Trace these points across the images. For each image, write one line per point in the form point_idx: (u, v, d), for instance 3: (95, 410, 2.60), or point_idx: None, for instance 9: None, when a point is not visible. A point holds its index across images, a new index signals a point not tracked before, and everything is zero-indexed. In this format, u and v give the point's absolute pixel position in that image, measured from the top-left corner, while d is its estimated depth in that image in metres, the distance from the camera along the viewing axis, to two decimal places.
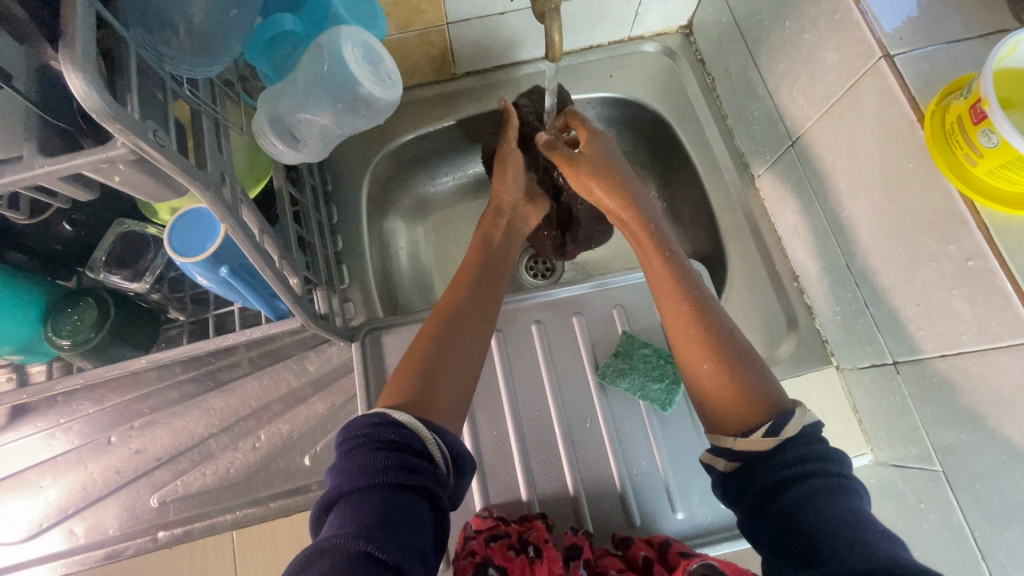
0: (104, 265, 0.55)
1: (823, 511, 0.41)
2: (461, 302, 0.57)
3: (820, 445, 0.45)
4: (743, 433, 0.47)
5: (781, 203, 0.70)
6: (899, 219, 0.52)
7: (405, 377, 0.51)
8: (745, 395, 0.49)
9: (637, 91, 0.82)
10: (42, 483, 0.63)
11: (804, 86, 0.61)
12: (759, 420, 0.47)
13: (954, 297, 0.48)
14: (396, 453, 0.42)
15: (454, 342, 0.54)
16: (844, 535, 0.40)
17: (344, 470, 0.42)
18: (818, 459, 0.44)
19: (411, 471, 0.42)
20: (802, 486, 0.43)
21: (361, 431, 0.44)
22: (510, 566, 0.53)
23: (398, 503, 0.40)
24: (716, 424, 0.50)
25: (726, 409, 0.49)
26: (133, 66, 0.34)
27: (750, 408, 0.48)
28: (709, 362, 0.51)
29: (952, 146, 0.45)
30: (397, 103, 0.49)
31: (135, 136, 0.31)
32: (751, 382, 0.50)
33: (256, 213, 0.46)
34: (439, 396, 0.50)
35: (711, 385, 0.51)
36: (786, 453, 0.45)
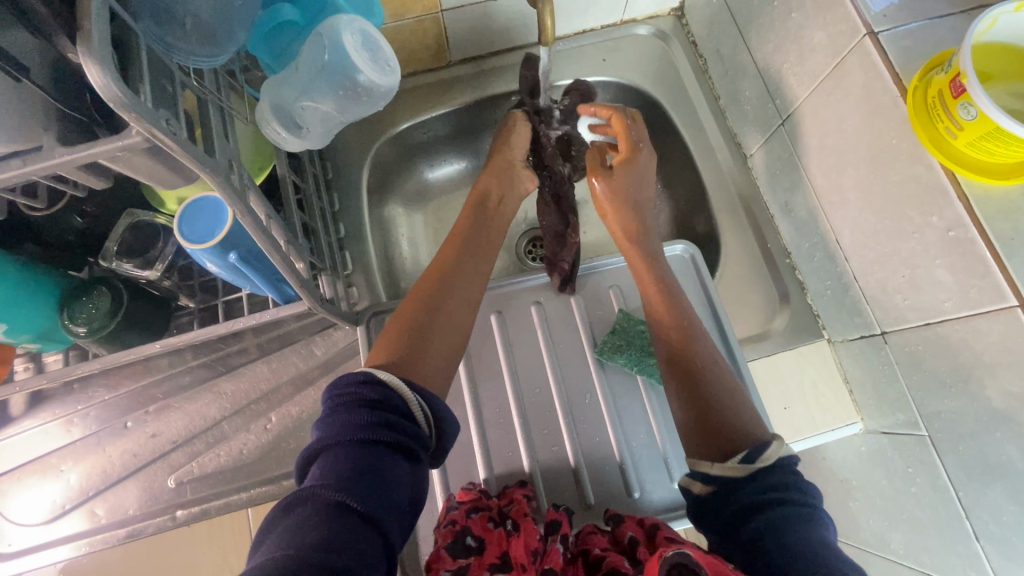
0: (116, 254, 0.56)
1: (790, 535, 0.44)
2: (449, 269, 0.60)
3: (791, 474, 0.48)
4: (722, 458, 0.51)
5: (773, 181, 0.71)
6: (884, 192, 0.54)
7: (397, 331, 0.54)
8: (729, 427, 0.53)
9: (631, 75, 0.83)
10: (62, 468, 0.65)
11: (793, 65, 0.62)
12: (742, 447, 0.51)
13: (936, 267, 0.50)
14: (378, 412, 0.44)
15: (440, 306, 0.56)
16: (805, 557, 0.42)
17: (328, 424, 0.44)
18: (786, 487, 0.47)
19: (392, 429, 0.43)
20: (767, 514, 0.46)
21: (346, 389, 0.45)
22: (488, 537, 0.55)
23: (378, 458, 0.42)
24: (698, 450, 0.54)
25: (710, 433, 0.53)
26: (144, 58, 0.35)
27: (735, 438, 0.52)
28: (696, 394, 0.56)
29: (934, 120, 0.47)
30: (394, 89, 0.51)
31: (149, 123, 0.33)
32: (736, 414, 0.54)
33: (263, 199, 0.48)
34: (424, 360, 0.52)
35: (695, 416, 0.55)
36: (763, 479, 0.48)
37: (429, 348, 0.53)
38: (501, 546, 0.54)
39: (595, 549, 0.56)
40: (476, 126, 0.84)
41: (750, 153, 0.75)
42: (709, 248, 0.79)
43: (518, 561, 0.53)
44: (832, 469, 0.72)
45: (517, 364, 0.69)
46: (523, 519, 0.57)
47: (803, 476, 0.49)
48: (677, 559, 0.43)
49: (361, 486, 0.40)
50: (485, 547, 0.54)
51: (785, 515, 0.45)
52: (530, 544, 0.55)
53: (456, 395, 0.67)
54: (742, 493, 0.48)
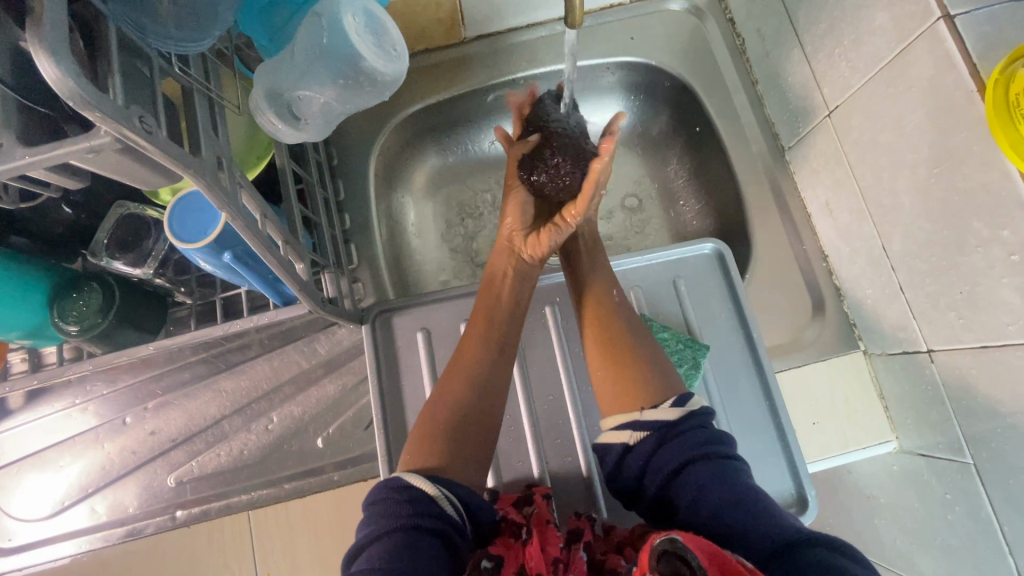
0: (106, 249, 0.53)
1: (724, 489, 0.45)
2: (480, 366, 0.56)
3: (707, 428, 0.50)
4: (653, 403, 0.52)
5: (812, 178, 0.65)
6: (945, 199, 0.48)
7: (426, 438, 0.51)
8: (652, 377, 0.54)
9: (660, 55, 0.76)
10: (62, 462, 0.64)
11: (847, 49, 0.56)
12: (663, 397, 0.52)
13: (1002, 286, 0.45)
14: (419, 502, 0.45)
15: (472, 404, 0.54)
16: (743, 509, 0.44)
17: (372, 521, 0.44)
18: (709, 443, 0.48)
19: (432, 517, 0.44)
20: (698, 471, 0.47)
21: (386, 491, 0.46)
22: (507, 553, 0.50)
23: (423, 544, 0.42)
24: (616, 406, 0.53)
25: (637, 383, 0.54)
26: (114, 44, 0.31)
27: (657, 388, 0.53)
28: (618, 349, 0.57)
29: (1015, 120, 0.40)
30: (401, 77, 0.46)
31: (119, 123, 0.28)
32: (656, 365, 0.56)
33: (256, 197, 0.44)
34: (465, 459, 0.51)
35: (614, 369, 0.55)
36: (688, 434, 0.49)
37: (465, 444, 0.51)
38: (519, 559, 0.49)
39: (593, 553, 0.52)
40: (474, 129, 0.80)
41: (789, 146, 0.69)
42: (738, 247, 0.74)
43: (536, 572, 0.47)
44: (856, 484, 0.69)
45: (528, 368, 0.66)
46: (542, 525, 0.51)
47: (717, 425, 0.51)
48: (665, 547, 0.37)
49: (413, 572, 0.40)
50: (504, 562, 0.49)
51: (716, 470, 0.47)
52: (550, 555, 0.49)
53: None
54: (672, 452, 0.48)
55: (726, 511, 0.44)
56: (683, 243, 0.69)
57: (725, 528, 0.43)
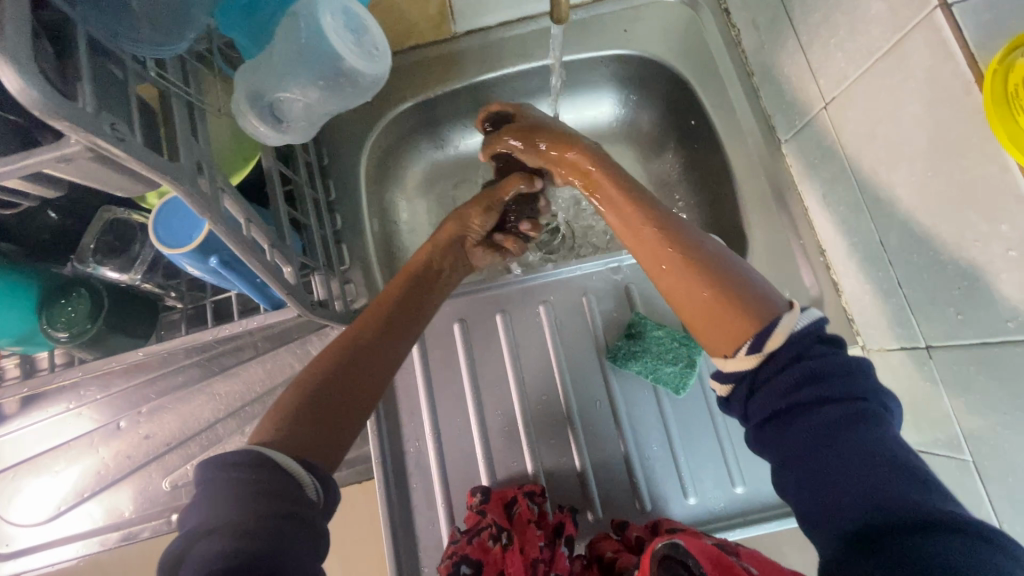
0: (93, 255, 0.52)
1: (857, 441, 0.37)
2: (377, 330, 0.51)
3: (837, 362, 0.40)
4: (738, 348, 0.42)
5: (809, 171, 0.64)
6: (944, 193, 0.47)
7: (292, 403, 0.43)
8: (737, 304, 0.43)
9: (654, 47, 0.75)
10: (58, 467, 0.64)
11: (843, 39, 0.54)
12: (746, 333, 0.42)
13: (1002, 282, 0.44)
14: (265, 481, 0.36)
15: (361, 369, 0.47)
16: (867, 468, 0.36)
17: (200, 510, 0.35)
18: (837, 381, 0.40)
19: (282, 498, 0.36)
20: (821, 411, 0.39)
21: (220, 469, 0.37)
22: (484, 558, 0.53)
23: (269, 533, 0.34)
24: (708, 343, 0.45)
25: (716, 317, 0.43)
26: (84, 51, 0.30)
27: (739, 321, 0.42)
28: (686, 277, 0.46)
29: (1014, 112, 0.39)
30: (383, 77, 0.46)
31: (89, 132, 0.28)
32: (736, 286, 0.44)
33: (240, 202, 0.43)
34: (339, 433, 0.44)
35: (691, 305, 0.45)
36: (809, 371, 0.40)
37: (342, 413, 0.45)
38: (499, 565, 0.52)
39: (606, 553, 0.53)
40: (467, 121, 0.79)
41: (785, 137, 0.67)
42: (734, 242, 0.73)
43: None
44: None
45: (523, 368, 0.65)
46: (523, 527, 0.55)
47: (855, 358, 0.42)
48: (666, 550, 0.38)
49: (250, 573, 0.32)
50: (483, 569, 0.52)
51: (854, 417, 0.38)
52: (529, 557, 0.53)
53: (458, 401, 0.64)
54: (779, 387, 0.40)
55: (853, 465, 0.37)
56: None
57: (834, 482, 0.37)
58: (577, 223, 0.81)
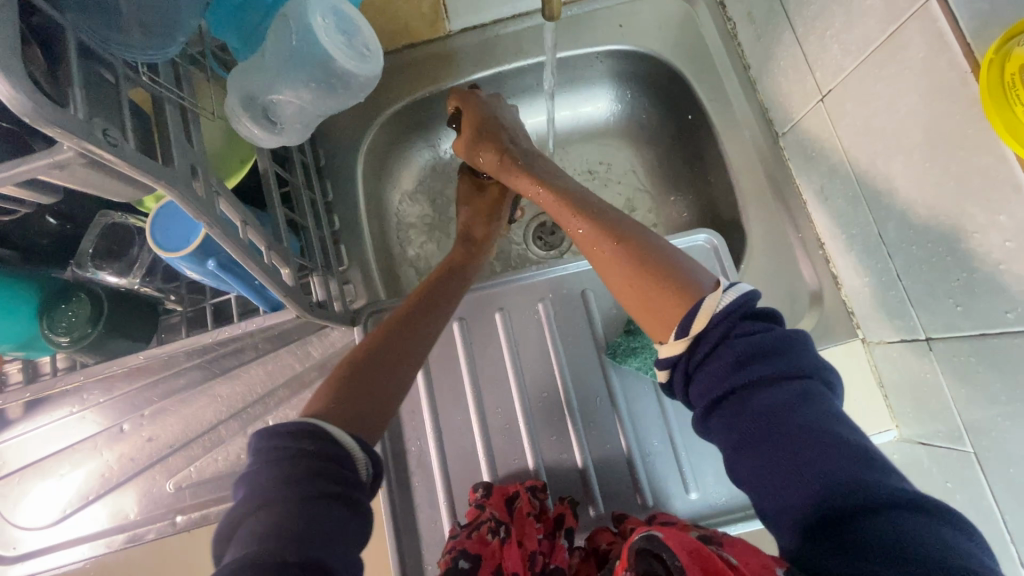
0: (92, 260, 0.52)
1: (790, 418, 0.38)
2: (395, 323, 0.54)
3: (773, 340, 0.41)
4: (668, 333, 0.45)
5: (807, 164, 0.64)
6: (941, 185, 0.47)
7: (336, 387, 0.47)
8: (663, 288, 0.46)
9: (650, 42, 0.74)
10: (63, 470, 0.65)
11: (839, 31, 0.54)
12: (676, 314, 0.44)
13: (1000, 273, 0.44)
14: (320, 458, 0.39)
15: (386, 359, 0.51)
16: (809, 446, 0.36)
17: (260, 475, 0.38)
18: (775, 359, 0.40)
19: (336, 476, 0.39)
20: (761, 392, 0.40)
21: (277, 439, 0.40)
22: (484, 551, 0.53)
23: (323, 506, 0.37)
24: (651, 332, 0.47)
25: (650, 305, 0.46)
26: (75, 57, 0.30)
27: (668, 305, 0.45)
28: (619, 270, 0.49)
29: (1010, 102, 0.39)
30: (376, 77, 0.46)
31: (80, 138, 0.28)
32: (666, 272, 0.47)
33: (236, 204, 0.43)
34: (367, 415, 0.46)
35: (630, 295, 0.48)
36: (741, 349, 0.41)
37: (369, 396, 0.47)
38: (496, 559, 0.53)
39: (602, 545, 0.55)
40: None
41: (783, 131, 0.67)
42: (733, 237, 0.72)
43: (513, 571, 0.53)
44: None
45: (523, 366, 0.65)
46: (523, 520, 0.55)
47: (796, 335, 0.42)
48: (644, 544, 0.37)
49: (310, 544, 0.35)
50: (481, 563, 0.53)
51: (788, 396, 0.39)
52: (528, 550, 0.54)
53: (458, 400, 0.64)
54: (712, 370, 0.42)
55: (788, 441, 0.37)
56: (676, 234, 0.68)
57: (779, 463, 0.37)
58: None
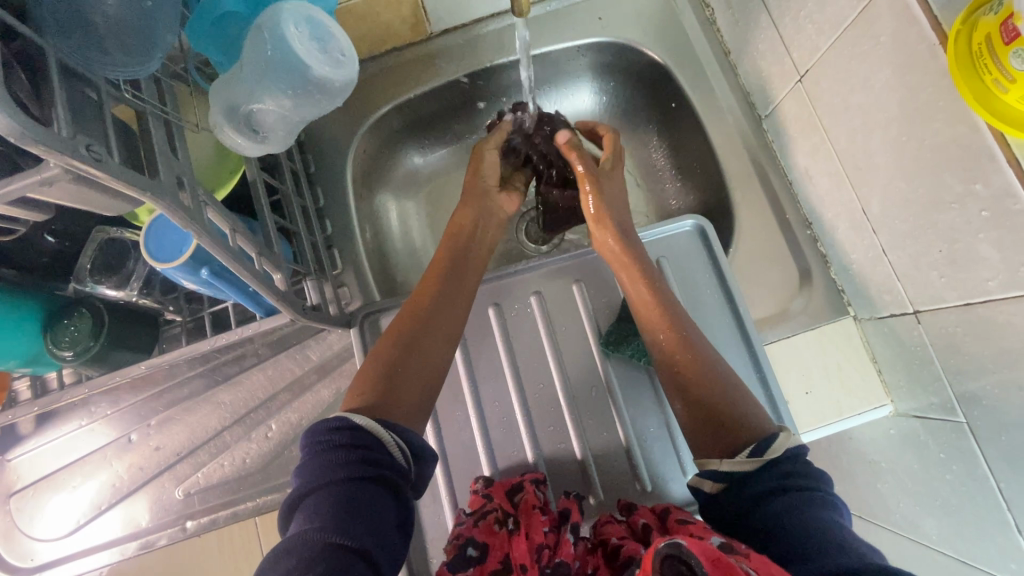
0: (90, 275, 0.55)
1: (797, 524, 0.44)
2: (428, 308, 0.57)
3: (801, 463, 0.48)
4: (730, 455, 0.50)
5: (790, 145, 0.65)
6: (919, 157, 0.47)
7: (371, 376, 0.52)
8: (735, 418, 0.52)
9: (630, 32, 0.75)
10: (75, 483, 0.66)
11: (812, 11, 0.54)
12: (746, 442, 0.50)
13: (980, 242, 0.44)
14: (356, 448, 0.44)
15: (419, 345, 0.54)
16: (822, 541, 0.42)
17: (309, 467, 0.44)
18: (799, 476, 0.47)
19: (372, 464, 0.44)
20: (783, 498, 0.45)
21: (320, 434, 0.45)
22: (491, 541, 0.53)
23: (364, 496, 0.42)
24: (705, 449, 0.53)
25: (718, 426, 0.52)
26: (56, 77, 0.32)
27: (739, 432, 0.51)
28: (698, 390, 0.55)
29: (980, 71, 0.39)
30: (353, 80, 0.47)
31: (64, 154, 0.29)
32: (734, 404, 0.53)
33: (224, 213, 0.45)
34: (397, 407, 0.51)
35: (700, 410, 0.54)
36: (768, 472, 0.47)
37: (403, 387, 0.52)
38: (503, 549, 0.52)
39: (611, 539, 0.53)
40: (448, 119, 0.80)
41: (765, 114, 0.67)
42: (721, 221, 0.73)
43: (520, 561, 0.51)
44: (857, 448, 0.69)
45: (518, 359, 0.66)
46: (529, 512, 0.55)
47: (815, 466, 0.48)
48: (668, 551, 0.36)
49: (357, 529, 0.41)
50: (488, 554, 0.52)
51: (794, 504, 0.45)
52: (534, 542, 0.52)
53: (456, 396, 0.65)
54: (737, 492, 0.48)
55: (801, 549, 0.42)
56: (665, 221, 0.69)
57: (799, 553, 0.42)
58: None
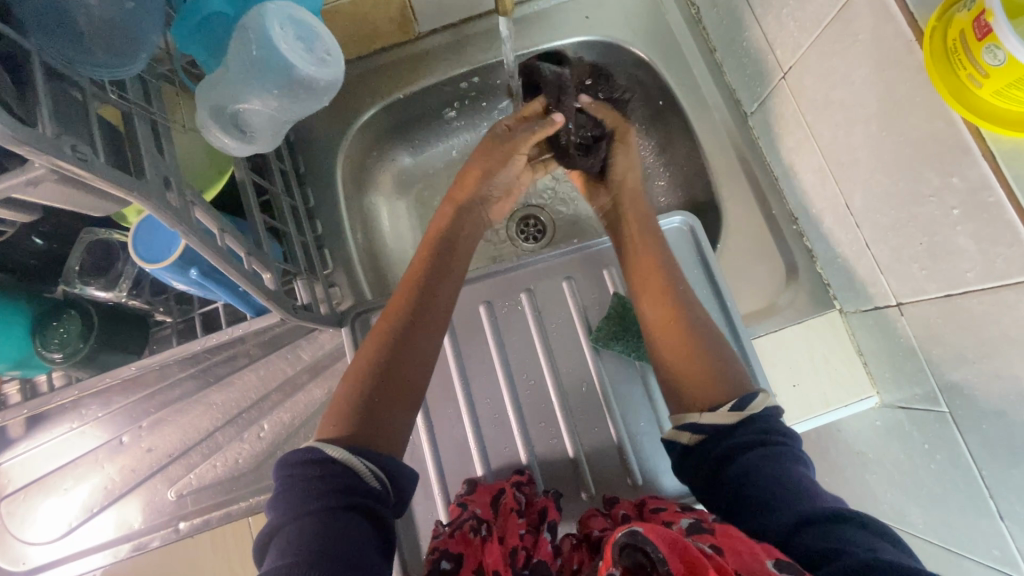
0: (78, 276, 0.55)
1: (773, 475, 0.46)
2: (412, 303, 0.57)
3: (777, 421, 0.50)
4: (710, 409, 0.52)
5: (775, 140, 0.65)
6: (898, 151, 0.48)
7: (356, 383, 0.51)
8: (715, 373, 0.54)
9: (617, 30, 0.75)
10: (66, 486, 0.66)
11: (794, 9, 0.55)
12: (725, 399, 0.52)
13: (958, 234, 0.45)
14: (329, 481, 0.43)
15: (401, 355, 0.53)
16: (796, 493, 0.44)
17: (284, 498, 0.43)
18: (777, 432, 0.49)
19: (350, 493, 0.43)
20: (762, 451, 0.48)
21: (293, 467, 0.44)
22: (466, 550, 0.54)
23: (340, 527, 0.41)
24: (688, 400, 0.54)
25: (699, 384, 0.54)
26: (40, 78, 0.32)
27: (716, 387, 0.53)
28: (682, 346, 0.57)
29: (954, 67, 0.40)
30: (339, 80, 0.47)
31: (49, 155, 0.29)
32: (720, 365, 0.55)
33: (211, 212, 0.44)
34: (386, 417, 0.50)
35: (685, 363, 0.56)
36: (748, 426, 0.50)
37: (396, 380, 0.52)
38: (478, 557, 0.53)
39: (593, 532, 0.54)
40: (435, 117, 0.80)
41: (750, 110, 0.68)
42: (708, 218, 0.74)
43: (493, 567, 0.51)
44: (845, 441, 0.70)
45: (509, 355, 0.66)
46: (506, 515, 0.55)
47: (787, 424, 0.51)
48: (626, 539, 0.37)
49: (333, 560, 0.39)
50: (463, 563, 0.53)
51: (768, 456, 0.47)
52: (509, 546, 0.53)
53: (448, 393, 0.65)
54: (712, 444, 0.50)
55: (769, 497, 0.45)
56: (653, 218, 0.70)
57: (770, 500, 0.45)
58: (557, 212, 0.83)
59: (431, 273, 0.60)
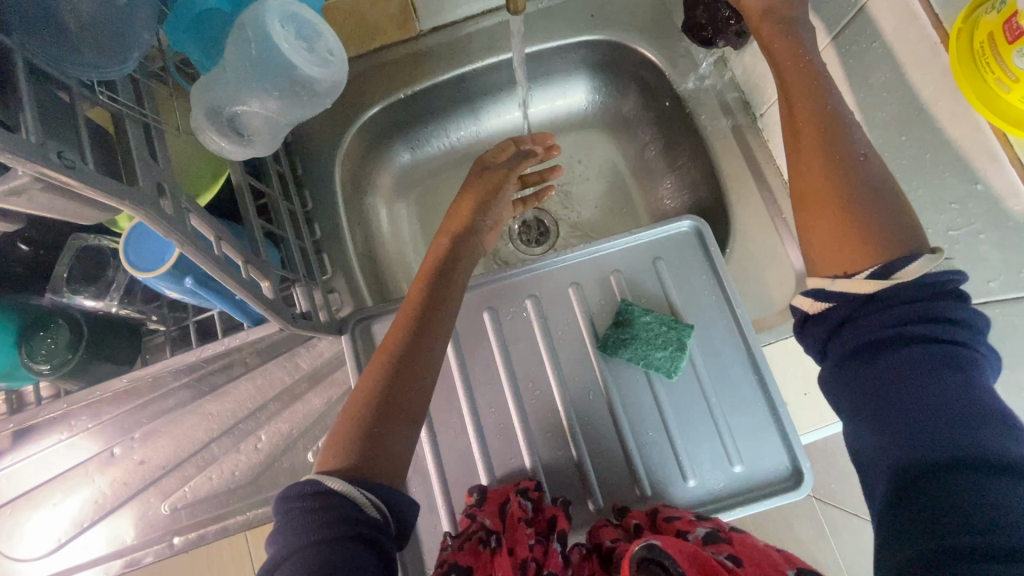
0: (66, 284, 0.52)
1: (929, 377, 0.40)
2: (416, 324, 0.55)
3: (961, 309, 0.41)
4: (850, 272, 0.44)
5: None
6: (917, 158, 0.47)
7: (357, 415, 0.49)
8: (864, 240, 0.44)
9: (624, 29, 0.74)
10: (54, 500, 0.64)
11: None
12: (868, 265, 0.43)
13: (981, 242, 0.44)
14: (327, 511, 0.41)
15: (398, 384, 0.51)
16: (952, 405, 0.39)
17: (280, 534, 0.41)
18: (954, 325, 0.41)
19: (350, 522, 0.41)
20: (924, 345, 0.40)
21: (292, 501, 0.42)
22: (474, 562, 0.52)
23: (341, 557, 0.39)
24: (816, 265, 0.47)
25: (837, 243, 0.45)
26: (24, 80, 0.30)
27: (859, 252, 0.44)
28: (819, 203, 0.46)
29: (982, 71, 0.38)
30: (342, 82, 0.45)
31: (32, 161, 0.27)
32: (881, 227, 0.44)
33: (207, 218, 0.42)
34: (385, 446, 0.48)
35: (819, 228, 0.46)
36: (914, 310, 0.41)
37: (397, 408, 0.50)
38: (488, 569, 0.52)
39: (605, 542, 0.53)
40: (433, 118, 0.78)
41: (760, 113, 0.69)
42: (715, 221, 0.72)
43: None
44: None
45: (515, 363, 0.65)
46: (513, 526, 0.53)
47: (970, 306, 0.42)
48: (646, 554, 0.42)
49: None
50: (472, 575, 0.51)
51: (930, 357, 0.40)
52: (519, 558, 0.52)
53: (451, 402, 0.63)
54: (865, 319, 0.42)
55: (916, 400, 0.40)
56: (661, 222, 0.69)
57: (916, 406, 0.40)
58: (559, 215, 0.82)
59: (435, 289, 0.57)
